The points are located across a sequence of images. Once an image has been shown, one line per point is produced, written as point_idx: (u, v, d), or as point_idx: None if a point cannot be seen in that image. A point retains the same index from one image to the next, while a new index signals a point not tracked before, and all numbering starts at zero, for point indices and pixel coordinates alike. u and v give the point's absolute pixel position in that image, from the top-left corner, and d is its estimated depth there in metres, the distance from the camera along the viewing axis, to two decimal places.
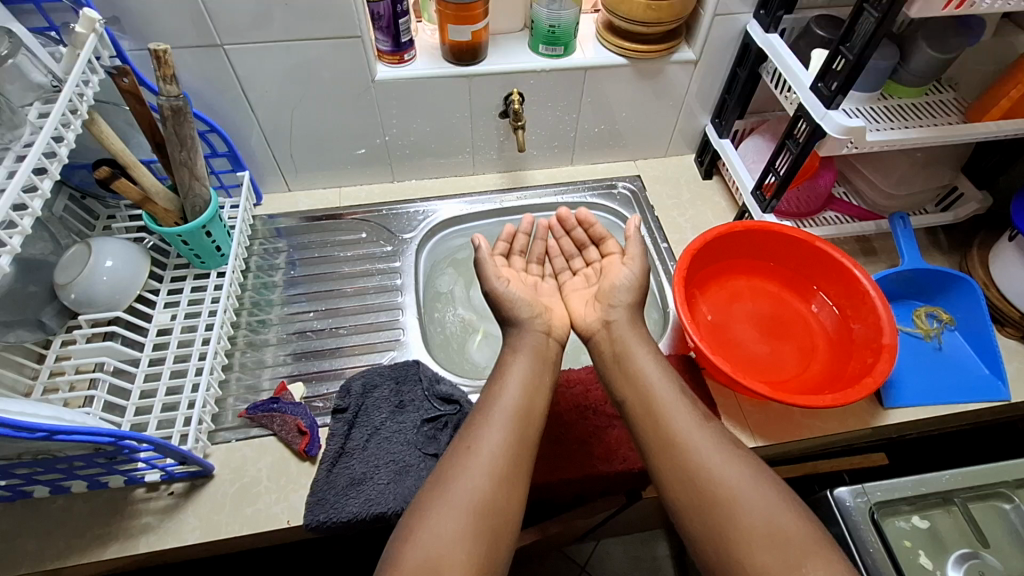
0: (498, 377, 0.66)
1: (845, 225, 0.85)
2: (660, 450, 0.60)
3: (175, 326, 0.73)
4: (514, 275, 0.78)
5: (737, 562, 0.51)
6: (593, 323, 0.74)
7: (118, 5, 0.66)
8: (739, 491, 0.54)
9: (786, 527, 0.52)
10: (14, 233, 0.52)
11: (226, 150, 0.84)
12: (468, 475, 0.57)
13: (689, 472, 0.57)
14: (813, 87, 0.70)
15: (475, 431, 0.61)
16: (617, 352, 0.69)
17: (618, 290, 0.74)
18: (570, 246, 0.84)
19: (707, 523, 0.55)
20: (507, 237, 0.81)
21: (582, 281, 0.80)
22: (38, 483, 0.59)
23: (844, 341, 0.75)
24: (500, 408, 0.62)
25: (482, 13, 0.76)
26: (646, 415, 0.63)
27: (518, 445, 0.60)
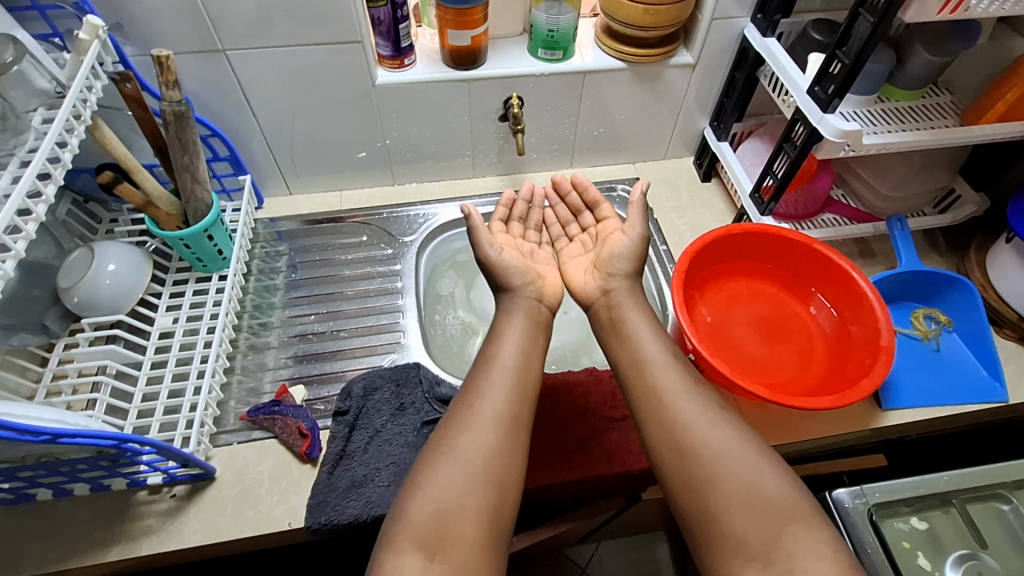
0: (493, 341, 0.67)
1: (843, 228, 0.85)
2: (649, 414, 0.60)
3: (177, 329, 0.74)
4: (511, 241, 0.79)
5: (715, 524, 0.51)
6: (593, 292, 0.75)
7: (121, 12, 0.66)
8: (726, 450, 0.54)
9: (771, 486, 0.51)
10: (19, 238, 0.52)
11: (228, 154, 0.85)
12: (472, 429, 0.58)
13: (675, 433, 0.57)
14: (809, 91, 0.71)
15: (476, 389, 0.61)
16: (614, 318, 0.70)
17: (617, 258, 0.75)
18: (565, 214, 0.86)
19: (686, 483, 0.54)
20: (507, 202, 0.83)
21: (579, 247, 0.82)
22: (41, 486, 0.60)
23: (843, 343, 0.75)
24: (500, 368, 0.63)
25: (481, 18, 0.77)
26: (637, 378, 0.63)
27: (518, 401, 0.61)
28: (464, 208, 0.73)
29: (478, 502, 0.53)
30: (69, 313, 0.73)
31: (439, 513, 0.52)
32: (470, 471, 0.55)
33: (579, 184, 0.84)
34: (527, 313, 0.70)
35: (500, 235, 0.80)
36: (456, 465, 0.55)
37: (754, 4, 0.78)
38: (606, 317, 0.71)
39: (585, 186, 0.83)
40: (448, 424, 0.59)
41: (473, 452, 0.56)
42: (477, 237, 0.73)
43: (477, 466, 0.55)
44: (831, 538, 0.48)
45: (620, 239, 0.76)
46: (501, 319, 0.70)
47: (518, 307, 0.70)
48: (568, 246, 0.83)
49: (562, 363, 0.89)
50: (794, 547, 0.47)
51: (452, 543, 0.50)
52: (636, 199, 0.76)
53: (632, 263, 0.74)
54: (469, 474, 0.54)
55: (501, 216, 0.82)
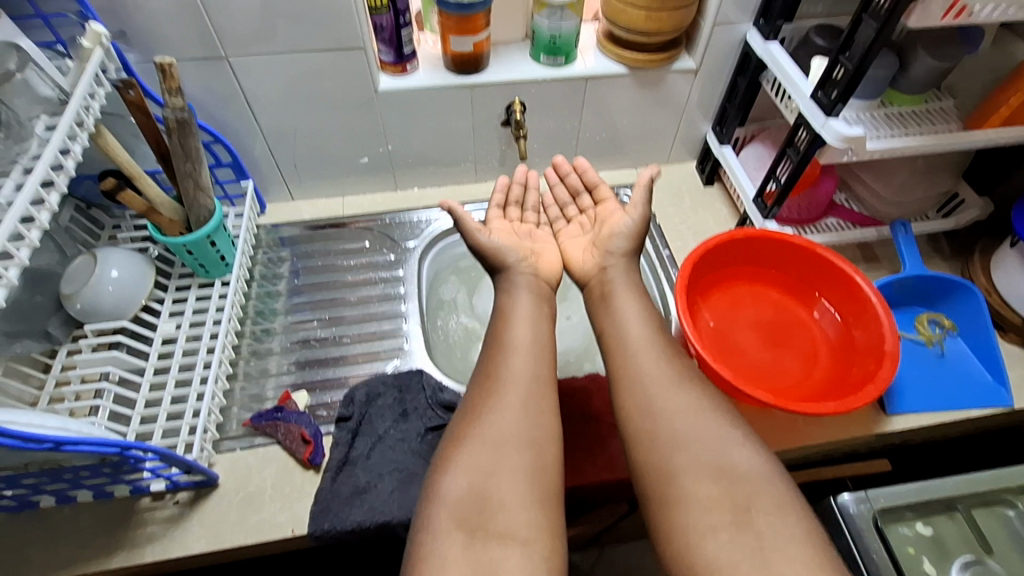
0: (499, 320, 0.68)
1: (846, 232, 0.85)
2: (629, 386, 0.61)
3: (181, 335, 0.74)
4: (506, 226, 0.79)
5: (680, 491, 0.52)
6: (591, 269, 0.76)
7: (125, 19, 0.66)
8: (702, 426, 0.56)
9: (741, 462, 0.53)
10: (22, 246, 0.52)
11: (230, 160, 0.85)
12: (497, 405, 0.58)
13: (653, 404, 0.59)
14: (813, 96, 0.70)
15: (499, 367, 0.62)
16: (605, 292, 0.71)
17: (617, 237, 0.76)
18: (564, 195, 0.85)
19: (654, 451, 0.56)
20: (502, 188, 0.82)
21: (578, 228, 0.82)
22: (44, 492, 0.60)
23: (846, 349, 0.75)
24: (515, 346, 0.64)
25: (483, 24, 0.77)
26: (623, 353, 0.64)
27: (536, 377, 0.62)
28: (443, 204, 0.71)
29: (517, 475, 0.54)
30: (72, 319, 0.73)
31: (476, 488, 0.52)
32: (502, 447, 0.55)
33: (579, 167, 0.83)
34: (530, 288, 0.71)
35: (496, 221, 0.79)
36: (484, 441, 0.56)
37: (755, 9, 0.79)
38: (599, 291, 0.73)
39: (585, 170, 0.83)
40: (473, 400, 0.60)
41: (502, 427, 0.57)
42: (465, 225, 0.73)
43: (508, 440, 0.56)
44: (798, 517, 0.49)
45: (621, 217, 0.76)
46: (503, 297, 0.70)
47: (520, 285, 0.71)
48: (567, 228, 0.82)
49: (565, 368, 0.89)
50: (764, 523, 0.49)
51: (492, 515, 0.51)
52: (644, 180, 0.73)
53: (632, 241, 0.75)
54: (499, 448, 0.55)
55: (499, 203, 0.81)
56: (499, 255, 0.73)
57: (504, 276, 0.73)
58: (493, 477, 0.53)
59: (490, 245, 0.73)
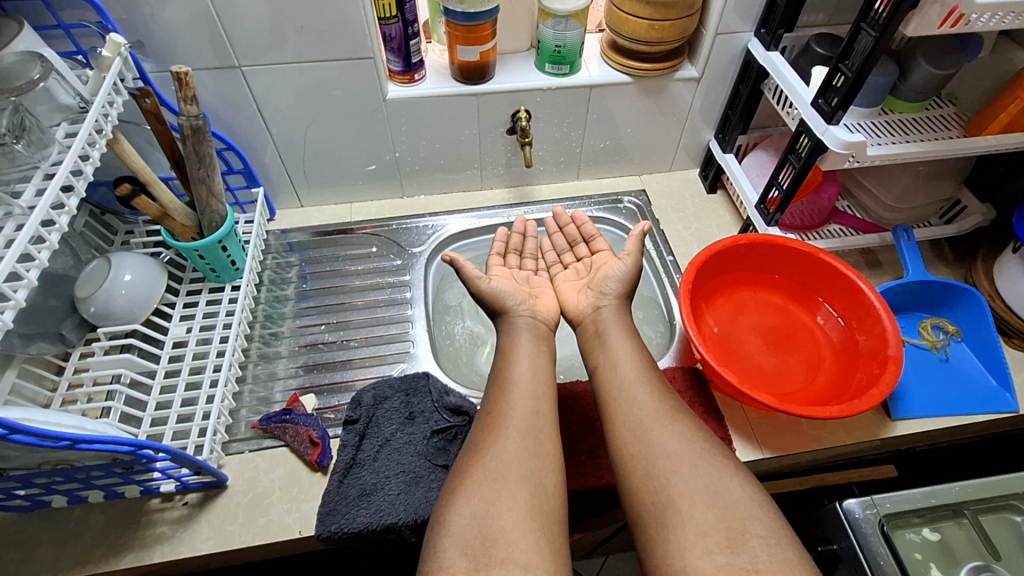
0: (503, 358, 0.70)
1: (849, 238, 0.86)
2: (624, 416, 0.62)
3: (191, 340, 0.75)
4: (506, 274, 0.81)
5: (674, 516, 0.53)
6: (584, 309, 0.76)
7: (142, 30, 0.68)
8: (691, 455, 0.57)
9: (732, 488, 0.54)
10: (42, 249, 0.53)
11: (242, 167, 0.87)
12: (501, 439, 0.59)
13: (645, 434, 0.60)
14: (813, 103, 0.71)
15: (500, 399, 0.64)
16: (600, 330, 0.72)
17: (610, 280, 0.77)
18: (562, 243, 0.87)
19: (647, 477, 0.56)
20: (502, 236, 0.85)
21: (573, 274, 0.83)
22: (57, 492, 0.61)
23: (851, 352, 0.75)
24: (517, 381, 0.66)
25: (490, 34, 0.78)
26: (616, 385, 0.65)
27: (537, 411, 0.63)
28: (446, 257, 0.76)
29: (519, 503, 0.54)
30: (84, 322, 0.74)
31: (480, 515, 0.53)
32: (504, 477, 0.56)
33: (578, 219, 0.87)
34: (531, 329, 0.73)
35: (497, 267, 0.82)
36: (488, 471, 0.56)
37: (758, 19, 0.80)
38: (592, 329, 0.73)
39: (583, 222, 0.86)
40: (478, 435, 0.61)
41: (505, 459, 0.57)
42: (466, 273, 0.76)
43: (510, 470, 0.57)
44: (787, 541, 0.50)
45: (615, 263, 0.78)
46: (505, 338, 0.72)
47: (522, 327, 0.73)
48: (562, 272, 0.83)
49: (570, 372, 0.90)
50: (756, 544, 0.50)
51: (495, 542, 0.51)
52: (637, 233, 0.78)
53: (624, 285, 0.77)
54: (502, 478, 0.56)
55: (499, 249, 0.84)
56: (500, 299, 0.75)
57: (506, 319, 0.74)
58: (497, 504, 0.53)
59: (493, 290, 0.75)
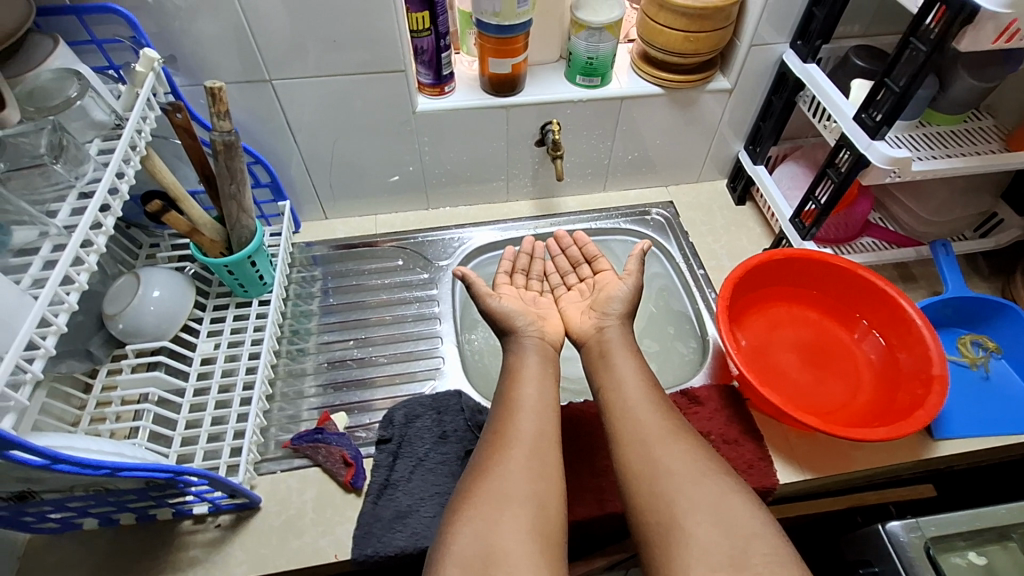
0: (509, 378, 0.68)
1: (883, 252, 0.85)
2: (625, 435, 0.61)
3: (219, 356, 0.74)
4: (513, 292, 0.80)
5: (678, 536, 0.52)
6: (588, 330, 0.75)
7: (174, 44, 0.68)
8: (695, 474, 0.56)
9: (738, 507, 0.53)
10: (81, 270, 0.52)
11: (269, 180, 0.86)
12: (506, 461, 0.58)
13: (650, 454, 0.59)
14: (855, 117, 0.69)
15: (505, 418, 0.63)
16: (604, 351, 0.71)
17: (613, 300, 0.76)
18: (565, 265, 0.86)
19: (651, 496, 0.56)
20: (508, 257, 0.84)
21: (577, 295, 0.81)
22: (90, 514, 0.61)
23: (891, 371, 0.73)
24: (521, 400, 0.65)
25: (522, 46, 0.77)
26: (618, 406, 0.64)
27: (542, 432, 0.62)
28: (457, 271, 0.73)
29: (521, 525, 0.53)
30: (112, 338, 0.74)
31: (482, 536, 0.52)
32: (508, 500, 0.55)
33: (579, 240, 0.85)
34: (538, 351, 0.71)
35: (504, 286, 0.81)
36: (493, 492, 0.56)
37: (793, 30, 0.79)
38: (596, 349, 0.72)
39: (584, 243, 0.85)
40: (482, 456, 0.60)
41: (508, 480, 0.57)
42: (477, 290, 0.75)
43: (513, 492, 0.56)
44: None
45: (617, 283, 0.77)
46: (511, 359, 0.71)
47: (529, 347, 0.71)
48: (566, 294, 0.82)
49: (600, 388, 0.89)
50: (758, 563, 0.49)
51: (496, 565, 0.50)
52: (636, 252, 0.77)
53: (627, 306, 0.75)
54: (504, 498, 0.55)
55: (506, 268, 0.83)
56: (507, 319, 0.74)
57: (511, 339, 0.73)
58: (497, 526, 0.53)
59: (502, 309, 0.74)
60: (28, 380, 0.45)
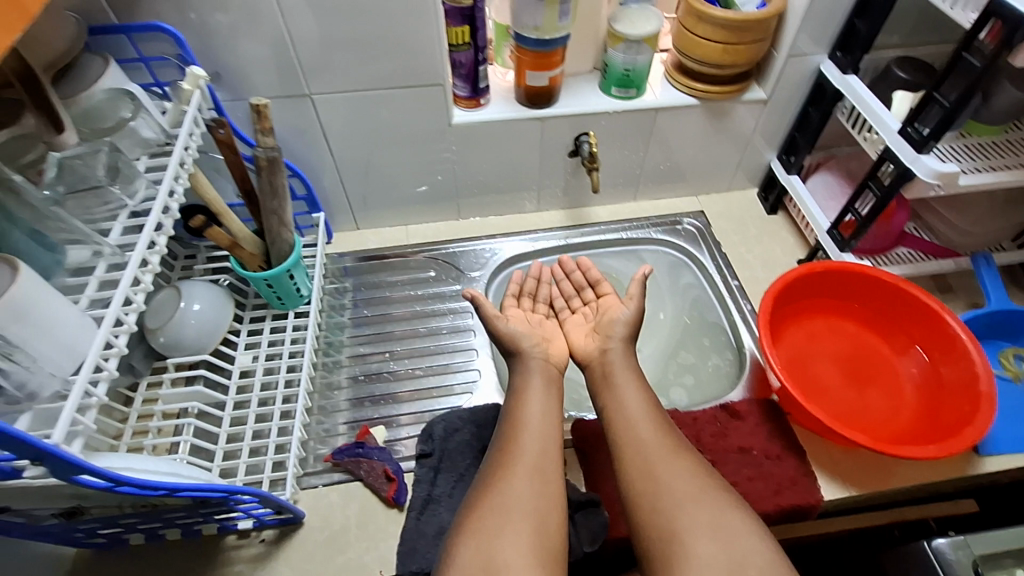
0: (513, 399, 0.67)
1: (921, 263, 0.84)
2: (629, 453, 0.61)
3: (258, 369, 0.74)
4: (518, 315, 0.78)
5: (679, 551, 0.52)
6: (592, 351, 0.74)
7: (218, 61, 0.68)
8: (694, 491, 0.56)
9: (736, 524, 0.53)
10: (139, 290, 0.52)
11: (305, 193, 0.86)
12: (508, 479, 0.58)
13: (652, 471, 0.58)
14: (900, 131, 0.69)
15: (507, 437, 0.63)
16: (607, 373, 0.69)
17: (616, 324, 0.74)
18: (569, 289, 0.82)
19: (652, 512, 0.56)
20: (517, 279, 0.82)
21: (582, 319, 0.79)
22: (138, 530, 0.61)
23: (934, 387, 0.72)
24: (522, 419, 0.64)
25: (560, 60, 0.77)
26: (622, 427, 0.63)
27: (545, 451, 0.62)
28: (466, 292, 0.72)
29: (522, 542, 0.53)
30: (152, 351, 0.74)
31: (482, 556, 0.52)
32: (510, 517, 0.55)
33: (583, 264, 0.82)
34: (542, 373, 0.70)
35: (511, 308, 0.79)
36: (495, 509, 0.56)
37: (832, 42, 0.78)
38: (599, 371, 0.70)
39: (588, 267, 0.82)
40: (486, 473, 0.60)
41: (509, 498, 0.56)
42: (485, 312, 0.73)
43: (515, 510, 0.56)
44: None
45: (620, 307, 0.75)
46: (516, 381, 0.69)
47: (533, 368, 0.70)
48: (571, 318, 0.79)
49: None
50: None
51: None
52: (639, 276, 0.75)
53: (630, 328, 0.74)
54: (505, 515, 0.55)
55: (513, 291, 0.81)
56: (515, 340, 0.72)
57: (517, 361, 0.71)
58: (498, 544, 0.53)
59: (510, 331, 0.73)
60: (94, 404, 0.45)
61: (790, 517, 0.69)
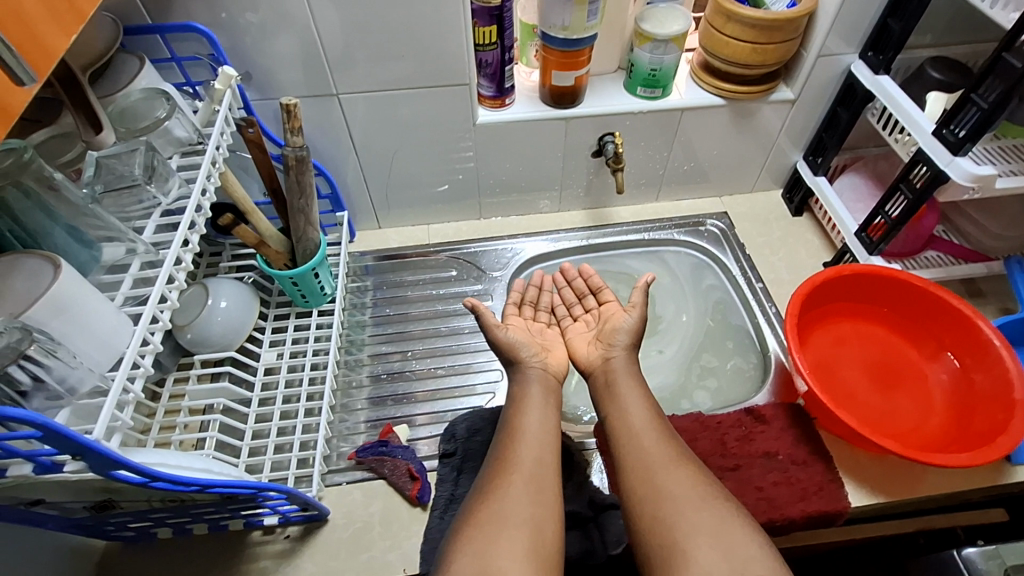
0: (511, 409, 0.66)
1: (953, 268, 0.82)
2: (630, 462, 0.60)
3: (282, 366, 0.75)
4: (519, 324, 0.76)
5: (680, 558, 0.51)
6: (594, 359, 0.72)
7: (249, 61, 0.69)
8: (695, 498, 0.55)
9: (738, 531, 0.52)
10: (172, 288, 0.53)
11: (329, 192, 0.86)
12: (504, 485, 0.57)
13: (653, 480, 0.57)
14: (935, 133, 0.68)
15: (505, 445, 0.62)
16: (610, 380, 0.68)
17: (619, 332, 0.73)
18: (570, 297, 0.82)
19: (653, 520, 0.55)
20: (518, 287, 0.81)
21: (583, 326, 0.78)
22: (167, 525, 0.62)
23: (966, 394, 0.71)
24: (520, 428, 0.63)
25: (586, 60, 0.77)
26: (624, 436, 0.62)
27: (542, 461, 0.61)
28: (467, 302, 0.70)
29: (517, 547, 0.52)
30: (179, 347, 0.74)
31: (477, 558, 0.50)
32: (505, 522, 0.53)
33: (584, 272, 0.82)
34: (541, 382, 0.69)
35: (512, 317, 0.77)
36: (491, 514, 0.54)
37: (863, 41, 0.77)
38: (602, 380, 0.69)
39: (590, 274, 0.81)
40: (483, 481, 0.59)
41: (505, 504, 0.55)
42: (486, 321, 0.71)
43: (511, 515, 0.54)
44: None
45: (622, 315, 0.74)
46: (515, 390, 0.69)
47: (532, 378, 0.69)
48: (572, 326, 0.78)
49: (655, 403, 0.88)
50: None
51: None
52: (640, 285, 0.74)
53: (633, 336, 0.72)
54: (500, 520, 0.54)
55: (515, 300, 0.80)
56: (514, 350, 0.71)
57: (516, 370, 0.70)
58: (495, 547, 0.51)
59: (509, 340, 0.71)
60: (133, 400, 0.47)
61: (816, 524, 0.68)
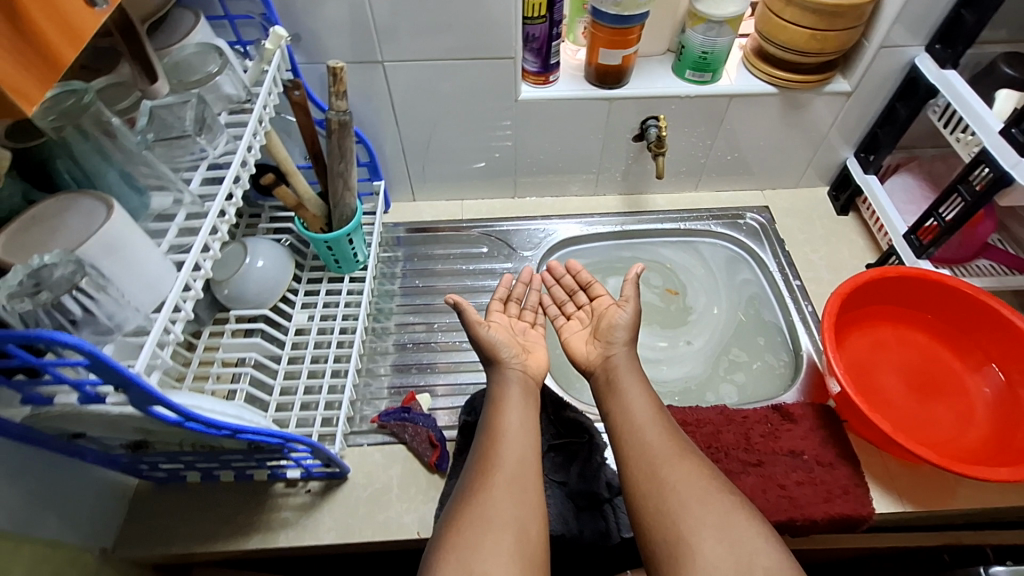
0: (490, 408, 0.65)
1: (1005, 278, 0.78)
2: (632, 457, 0.59)
3: (312, 327, 0.77)
4: (502, 321, 0.74)
5: (686, 550, 0.51)
6: (594, 359, 0.71)
7: (300, 23, 0.70)
8: (700, 491, 0.54)
9: (744, 524, 0.51)
10: (216, 238, 0.54)
11: (368, 160, 0.87)
12: (486, 488, 0.56)
13: (656, 473, 0.57)
14: (1003, 133, 0.64)
15: (484, 445, 0.61)
16: (610, 378, 0.67)
17: (616, 328, 0.71)
18: (562, 295, 0.80)
19: (657, 512, 0.54)
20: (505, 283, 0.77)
21: (577, 324, 0.77)
22: (196, 468, 0.64)
23: (1011, 409, 0.68)
24: (501, 429, 0.62)
25: (635, 38, 0.75)
26: (626, 432, 0.61)
27: (524, 461, 0.60)
28: (448, 300, 0.69)
29: (501, 555, 0.51)
30: (217, 302, 0.76)
31: (463, 561, 0.50)
32: (489, 528, 0.53)
33: (573, 268, 0.80)
34: (520, 384, 0.67)
35: (496, 313, 0.75)
36: (477, 516, 0.54)
37: (932, 33, 0.73)
38: (603, 378, 0.68)
39: (578, 270, 0.79)
40: (466, 481, 0.58)
41: (489, 508, 0.54)
42: (467, 318, 0.69)
43: (495, 520, 0.54)
44: None
45: (616, 311, 0.72)
46: (492, 390, 0.66)
47: (510, 379, 0.67)
48: (567, 325, 0.77)
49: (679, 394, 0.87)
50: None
51: None
52: (631, 277, 0.72)
53: (632, 332, 0.70)
54: (484, 523, 0.53)
55: (500, 296, 0.76)
56: (494, 349, 0.69)
57: (495, 370, 0.68)
58: (478, 552, 0.51)
59: (489, 339, 0.69)
60: (172, 342, 0.49)
61: (838, 528, 0.66)
